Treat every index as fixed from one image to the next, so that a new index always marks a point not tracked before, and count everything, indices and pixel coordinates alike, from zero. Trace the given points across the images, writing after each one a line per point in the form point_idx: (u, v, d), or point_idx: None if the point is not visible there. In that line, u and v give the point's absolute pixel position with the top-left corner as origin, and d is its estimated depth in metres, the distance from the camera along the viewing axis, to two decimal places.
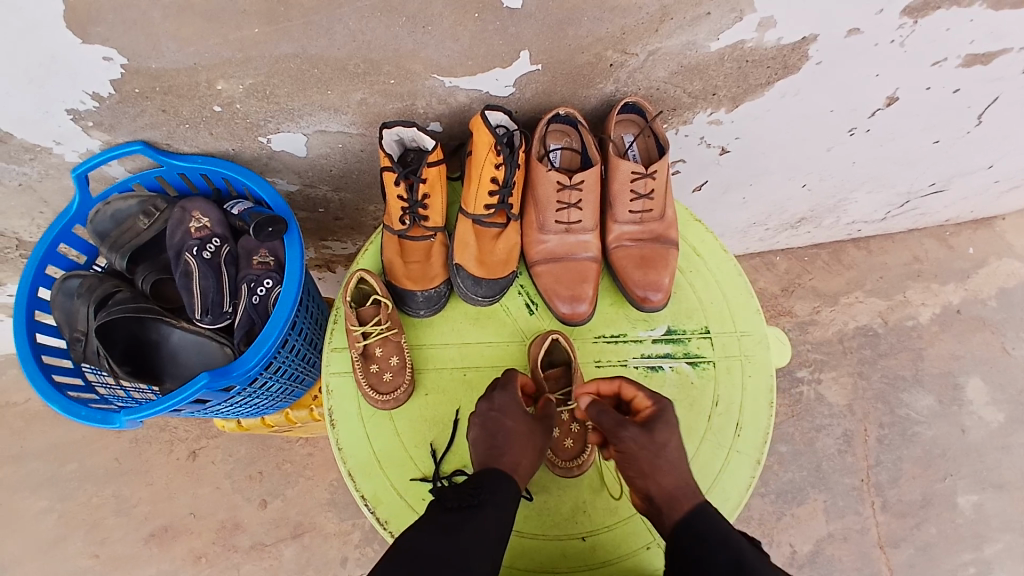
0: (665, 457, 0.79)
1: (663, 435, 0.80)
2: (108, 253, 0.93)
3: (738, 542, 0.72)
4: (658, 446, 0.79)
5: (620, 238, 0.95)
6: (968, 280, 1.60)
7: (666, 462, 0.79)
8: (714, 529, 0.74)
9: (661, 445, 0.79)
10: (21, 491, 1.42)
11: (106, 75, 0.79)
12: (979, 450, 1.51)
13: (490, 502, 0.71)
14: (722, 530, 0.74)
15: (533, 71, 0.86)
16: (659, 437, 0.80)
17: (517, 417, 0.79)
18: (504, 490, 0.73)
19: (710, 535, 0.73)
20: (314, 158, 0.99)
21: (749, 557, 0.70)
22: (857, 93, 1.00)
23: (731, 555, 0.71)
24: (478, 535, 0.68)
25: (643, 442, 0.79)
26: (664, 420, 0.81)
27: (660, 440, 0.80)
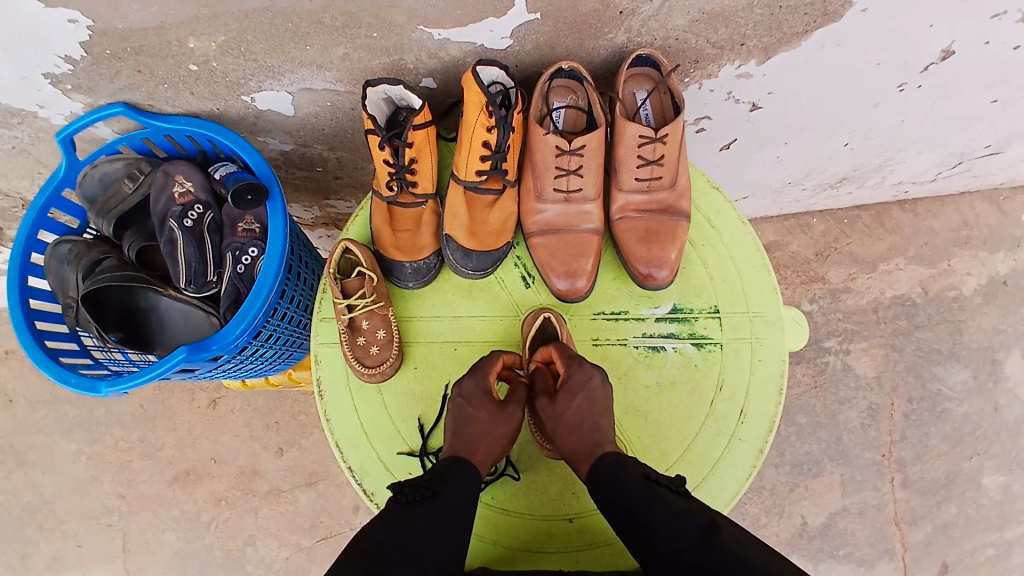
0: (563, 424, 0.79)
1: (561, 404, 0.79)
2: (97, 218, 0.93)
3: (630, 481, 0.71)
4: (556, 416, 0.80)
5: (625, 209, 0.88)
6: (1020, 249, 1.46)
7: (567, 428, 0.79)
8: (607, 473, 0.73)
9: (558, 412, 0.79)
10: (51, 434, 1.47)
11: (75, 37, 0.74)
12: (1012, 430, 1.42)
13: (448, 493, 0.72)
14: (618, 472, 0.72)
15: (530, 21, 0.77)
16: (558, 406, 0.80)
17: (479, 405, 0.80)
18: (461, 480, 0.74)
19: (604, 483, 0.72)
20: (304, 117, 0.94)
21: (640, 495, 0.69)
22: (907, 43, 0.86)
23: (623, 496, 0.70)
24: (436, 526, 0.68)
25: (548, 412, 0.81)
26: (568, 386, 0.80)
27: (560, 408, 0.80)
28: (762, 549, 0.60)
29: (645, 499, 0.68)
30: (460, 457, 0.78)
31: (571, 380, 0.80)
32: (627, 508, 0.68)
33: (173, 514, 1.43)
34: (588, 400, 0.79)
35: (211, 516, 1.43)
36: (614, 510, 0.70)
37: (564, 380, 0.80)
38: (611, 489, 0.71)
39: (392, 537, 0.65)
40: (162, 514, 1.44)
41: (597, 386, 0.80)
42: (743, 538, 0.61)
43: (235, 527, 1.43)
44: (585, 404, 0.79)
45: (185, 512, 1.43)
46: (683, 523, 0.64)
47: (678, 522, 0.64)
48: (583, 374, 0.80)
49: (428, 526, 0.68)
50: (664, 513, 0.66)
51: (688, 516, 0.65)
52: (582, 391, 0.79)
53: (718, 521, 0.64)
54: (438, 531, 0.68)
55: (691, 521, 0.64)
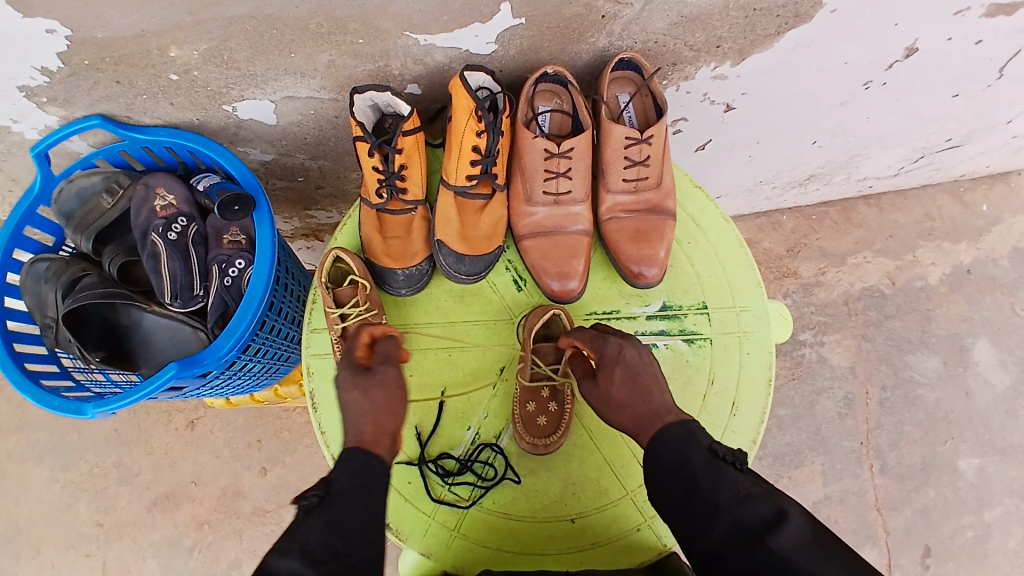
0: (614, 401, 0.79)
1: (605, 382, 0.79)
2: (74, 233, 0.90)
3: (696, 458, 0.69)
4: (604, 394, 0.80)
5: (613, 209, 0.89)
6: (981, 239, 1.53)
7: (616, 403, 0.79)
8: (669, 450, 0.71)
9: (605, 391, 0.80)
10: (20, 463, 1.40)
11: (52, 48, 0.72)
12: (983, 413, 1.48)
13: (342, 493, 0.67)
14: (681, 447, 0.70)
15: (516, 26, 0.78)
16: (603, 385, 0.80)
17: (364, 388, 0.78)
18: (353, 477, 0.70)
19: (664, 457, 0.71)
20: (286, 126, 0.92)
21: (705, 474, 0.67)
22: (877, 41, 0.90)
23: (684, 474, 0.69)
24: (331, 533, 0.63)
25: (595, 393, 0.82)
26: (604, 364, 0.80)
27: (604, 387, 0.80)
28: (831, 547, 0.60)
29: (709, 477, 0.67)
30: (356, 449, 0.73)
31: (604, 357, 0.80)
32: (688, 486, 0.67)
33: (153, 540, 1.38)
34: (629, 369, 0.79)
35: (193, 540, 1.38)
36: (671, 484, 0.69)
37: (599, 359, 0.80)
38: (671, 464, 0.70)
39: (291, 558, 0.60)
40: (141, 541, 1.38)
41: (631, 354, 0.80)
42: (808, 535, 0.61)
43: (218, 551, 1.38)
44: (627, 375, 0.79)
45: (165, 537, 1.38)
46: (750, 511, 0.63)
47: (745, 509, 0.64)
48: (614, 348, 0.80)
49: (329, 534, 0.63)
50: (731, 497, 0.65)
51: (756, 502, 0.64)
52: (618, 364, 0.79)
53: (786, 510, 0.63)
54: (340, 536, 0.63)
55: (758, 509, 0.64)
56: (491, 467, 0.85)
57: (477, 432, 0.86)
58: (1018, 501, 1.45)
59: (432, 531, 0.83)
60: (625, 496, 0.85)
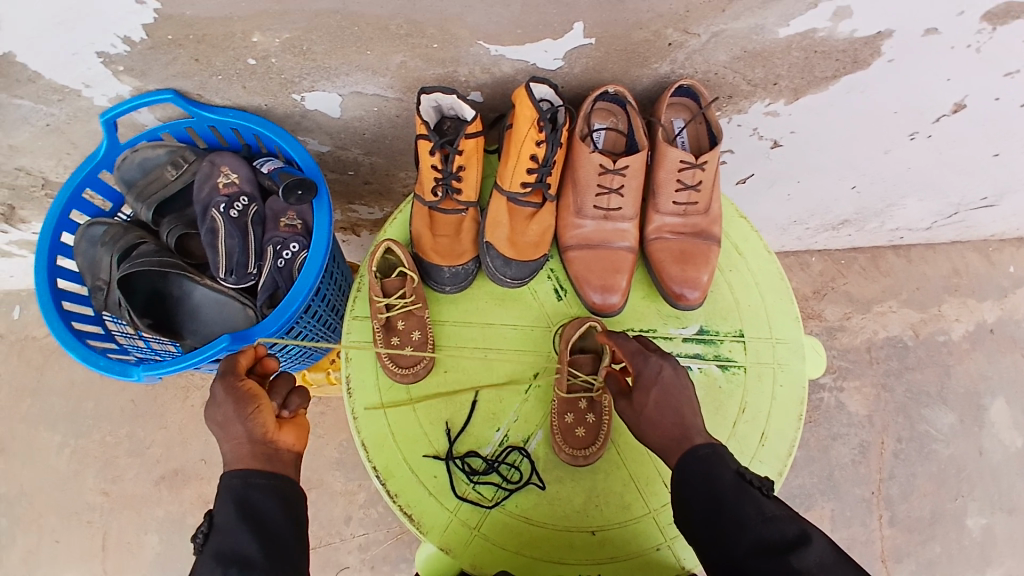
0: (645, 420, 0.77)
1: (640, 401, 0.77)
2: (136, 202, 0.93)
3: (724, 475, 0.70)
4: (637, 413, 0.78)
5: (660, 230, 0.91)
6: (1006, 298, 1.53)
7: (650, 422, 0.77)
8: (698, 465, 0.71)
9: (638, 410, 0.78)
10: (36, 425, 1.41)
11: (139, 19, 0.75)
12: (996, 473, 1.46)
13: (219, 526, 0.67)
14: (710, 463, 0.71)
15: (584, 45, 0.81)
16: (637, 403, 0.78)
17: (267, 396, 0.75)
18: (232, 501, 0.68)
19: (692, 471, 0.71)
20: (348, 120, 0.95)
21: (732, 492, 0.68)
22: (927, 94, 0.93)
23: (711, 489, 0.69)
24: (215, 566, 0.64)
25: (628, 411, 0.80)
26: (641, 382, 0.78)
27: (639, 405, 0.78)
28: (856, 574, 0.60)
29: (736, 496, 0.68)
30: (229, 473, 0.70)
31: (641, 376, 0.78)
32: (715, 502, 0.68)
33: (156, 515, 1.39)
34: (665, 391, 0.77)
35: (195, 519, 1.39)
36: (698, 499, 0.70)
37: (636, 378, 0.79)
38: (699, 479, 0.70)
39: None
40: (145, 515, 1.39)
41: (669, 375, 0.78)
42: (832, 560, 0.61)
43: None
44: (663, 395, 0.76)
45: (169, 514, 1.39)
46: (774, 531, 0.64)
47: (769, 528, 0.65)
48: (652, 367, 0.78)
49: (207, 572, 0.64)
50: (756, 516, 0.66)
51: (780, 523, 0.65)
52: (655, 385, 0.77)
53: (810, 534, 0.64)
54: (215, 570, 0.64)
55: (783, 529, 0.64)
56: (516, 470, 0.86)
57: (505, 434, 0.87)
58: (1020, 563, 1.43)
59: (453, 528, 0.84)
60: (647, 513, 0.85)
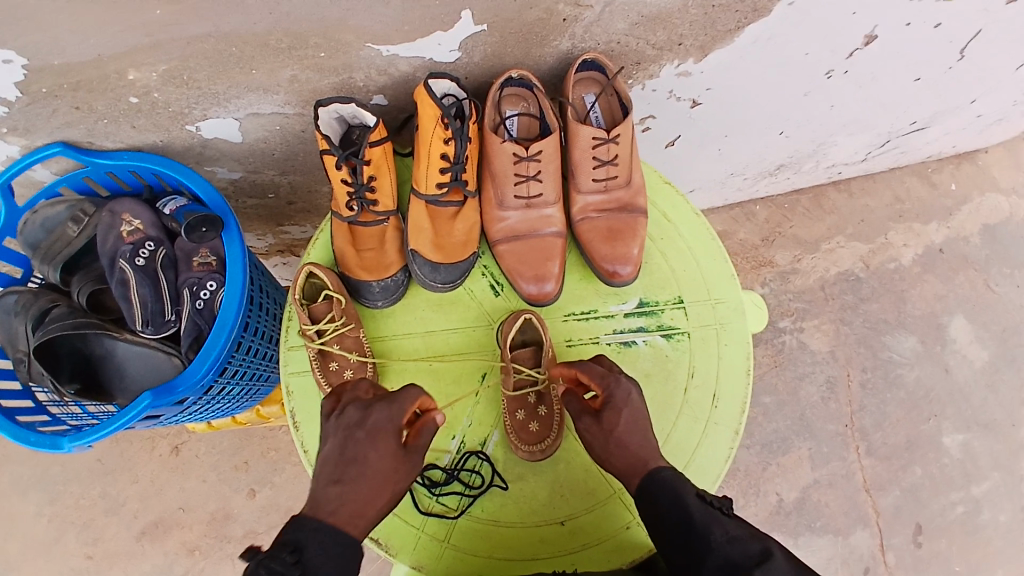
0: (614, 440, 0.78)
1: (611, 421, 0.78)
2: (41, 264, 0.88)
3: (687, 497, 0.72)
4: (606, 434, 0.78)
5: (585, 210, 0.90)
6: (951, 218, 1.53)
7: (619, 444, 0.78)
8: (663, 489, 0.73)
9: (609, 430, 0.78)
10: (4, 500, 1.32)
11: (9, 76, 0.71)
12: (964, 389, 1.47)
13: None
14: (675, 488, 0.73)
15: (478, 33, 0.77)
16: (607, 423, 0.78)
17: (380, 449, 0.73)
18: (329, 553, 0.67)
19: (659, 496, 0.73)
20: (252, 143, 0.90)
21: (697, 514, 0.70)
22: (836, 33, 0.91)
23: (678, 513, 0.71)
24: None
25: (595, 431, 0.79)
26: (613, 403, 0.78)
27: (609, 426, 0.78)
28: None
29: (702, 519, 0.69)
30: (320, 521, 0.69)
31: (612, 397, 0.78)
32: (681, 525, 0.70)
33: (143, 571, 1.31)
34: (634, 415, 0.78)
35: (184, 568, 1.31)
36: (666, 524, 0.71)
37: (607, 400, 0.79)
38: (667, 504, 0.72)
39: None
40: (133, 573, 1.31)
41: (637, 401, 0.79)
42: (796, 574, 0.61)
43: None
44: (631, 420, 0.78)
45: (157, 567, 1.31)
46: (738, 549, 0.65)
47: (734, 548, 0.65)
48: (624, 390, 0.79)
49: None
50: (720, 536, 0.67)
51: (744, 542, 0.66)
52: (626, 406, 0.78)
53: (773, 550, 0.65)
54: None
55: (746, 548, 0.65)
56: (478, 475, 0.85)
57: (461, 441, 0.86)
58: (1005, 474, 1.44)
59: (423, 544, 0.83)
60: (613, 495, 0.85)
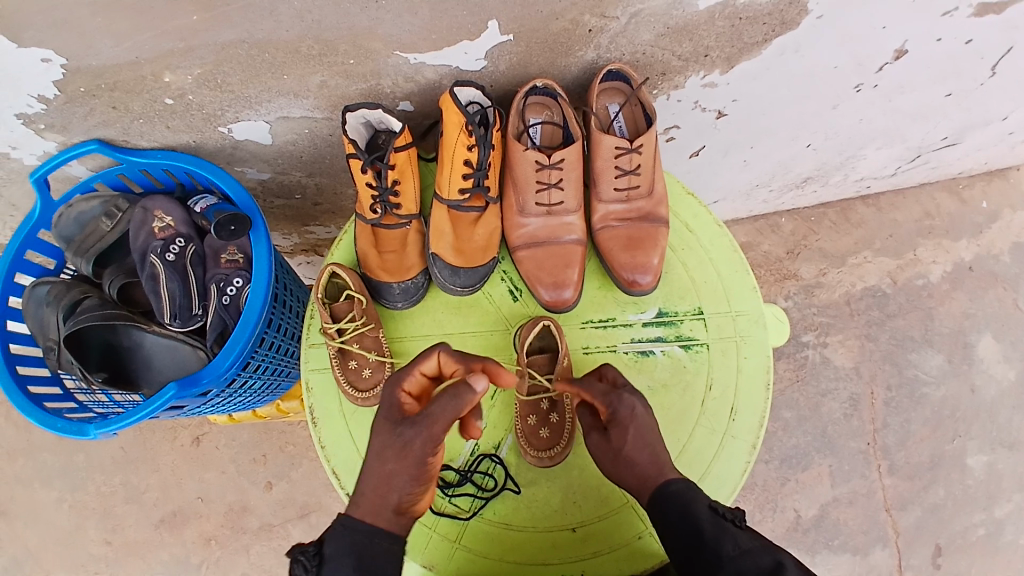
0: (622, 457, 0.77)
1: (618, 439, 0.77)
2: (74, 257, 0.92)
3: (698, 510, 0.72)
4: (615, 450, 0.78)
5: (606, 218, 0.90)
6: (982, 234, 1.49)
7: (627, 462, 0.77)
8: (674, 501, 0.73)
9: (617, 448, 0.77)
10: (31, 484, 1.36)
11: (47, 76, 0.74)
12: (991, 410, 1.43)
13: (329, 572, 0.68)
14: (685, 500, 0.73)
15: (504, 42, 0.78)
16: (615, 442, 0.78)
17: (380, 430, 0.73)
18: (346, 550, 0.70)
19: (669, 508, 0.73)
20: (281, 145, 0.92)
21: (710, 527, 0.70)
22: (863, 46, 0.89)
23: (690, 525, 0.71)
24: None
25: (603, 447, 0.79)
26: (618, 420, 0.77)
27: (617, 444, 0.77)
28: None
29: (713, 531, 0.70)
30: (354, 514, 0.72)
31: (617, 414, 0.77)
32: (694, 537, 0.70)
33: (161, 558, 1.34)
34: (641, 432, 0.77)
35: (201, 557, 1.34)
36: (677, 534, 0.71)
37: (612, 417, 0.78)
38: (677, 515, 0.72)
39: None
40: (150, 559, 1.34)
41: (643, 413, 0.78)
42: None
43: (226, 567, 1.34)
44: (639, 439, 0.77)
45: (174, 555, 1.34)
46: (752, 564, 0.66)
47: (746, 560, 0.66)
48: (627, 407, 0.77)
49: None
50: (734, 549, 0.67)
51: (755, 555, 0.67)
52: (632, 425, 0.77)
53: (783, 562, 0.66)
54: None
55: (758, 561, 0.66)
56: (490, 477, 0.85)
57: (476, 443, 0.87)
58: None
59: (435, 544, 0.84)
60: (626, 504, 0.85)
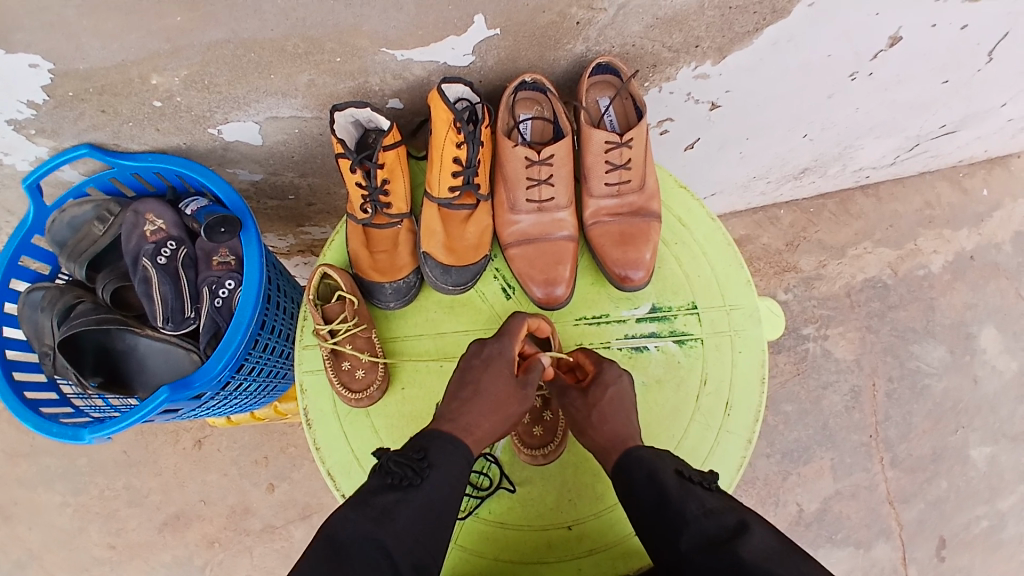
0: (598, 414, 0.79)
1: (597, 394, 0.80)
2: (68, 262, 0.92)
3: (664, 474, 0.72)
4: (590, 407, 0.79)
5: (598, 214, 0.90)
6: (982, 224, 1.48)
7: (602, 419, 0.79)
8: (638, 464, 0.74)
9: (593, 403, 0.79)
10: (34, 488, 1.37)
11: (37, 81, 0.74)
12: (993, 401, 1.42)
13: (434, 477, 0.70)
14: (651, 465, 0.73)
15: (491, 36, 0.78)
16: (593, 397, 0.80)
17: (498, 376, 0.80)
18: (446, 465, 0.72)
19: (634, 472, 0.73)
20: (272, 145, 0.92)
21: (673, 489, 0.69)
22: (856, 34, 0.88)
23: (654, 487, 0.71)
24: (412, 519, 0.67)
25: (580, 405, 0.80)
26: (601, 379, 0.82)
27: (594, 400, 0.80)
28: (790, 557, 0.60)
29: (678, 493, 0.69)
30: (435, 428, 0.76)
31: (601, 374, 0.82)
32: (658, 498, 0.69)
33: (164, 561, 1.35)
34: (620, 393, 0.81)
35: (204, 560, 1.35)
36: (642, 498, 0.71)
37: (597, 374, 0.82)
38: (642, 478, 0.72)
39: (368, 531, 0.64)
40: (153, 561, 1.35)
41: (626, 384, 0.83)
42: (772, 545, 0.61)
43: (229, 569, 1.35)
44: (618, 396, 0.80)
45: (176, 558, 1.35)
46: (715, 522, 0.65)
47: (710, 520, 0.65)
48: (615, 370, 0.83)
49: (411, 521, 0.67)
50: (697, 509, 0.67)
51: (720, 515, 0.66)
52: (613, 384, 0.81)
53: (749, 523, 0.64)
54: (421, 527, 0.67)
55: (722, 520, 0.65)
56: (485, 476, 0.85)
57: None
58: None
59: None
60: (621, 501, 0.85)
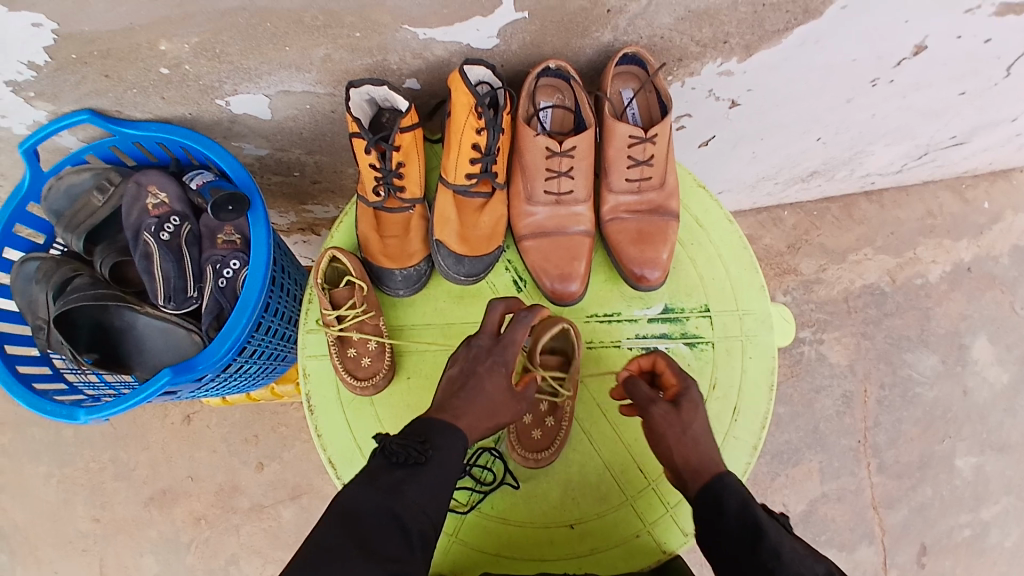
0: (691, 434, 0.77)
1: (690, 413, 0.78)
2: (65, 233, 0.88)
3: (757, 511, 0.71)
4: (684, 425, 0.77)
5: (616, 210, 0.88)
6: (982, 236, 1.48)
7: (693, 440, 0.77)
8: (730, 493, 0.73)
9: (688, 422, 0.77)
10: (17, 457, 1.34)
11: (39, 42, 0.70)
12: (982, 411, 1.43)
13: (438, 457, 0.70)
14: (744, 496, 0.73)
15: (518, 20, 0.74)
16: (686, 415, 0.78)
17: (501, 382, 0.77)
18: (450, 446, 0.72)
19: (728, 501, 0.72)
20: (281, 121, 0.88)
21: (767, 526, 0.69)
22: (883, 40, 0.86)
23: (748, 522, 0.70)
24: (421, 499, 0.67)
25: (671, 419, 0.78)
26: (690, 396, 0.80)
27: (688, 418, 0.78)
28: None
29: (773, 532, 0.69)
30: (435, 415, 0.74)
31: (689, 391, 0.80)
32: (751, 534, 0.69)
33: (150, 536, 1.33)
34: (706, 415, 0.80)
35: (190, 537, 1.33)
36: (732, 531, 0.70)
37: (683, 391, 0.80)
38: (735, 509, 0.71)
39: (379, 504, 0.65)
40: (140, 536, 1.33)
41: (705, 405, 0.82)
42: None
43: (216, 547, 1.33)
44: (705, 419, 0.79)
45: (162, 533, 1.33)
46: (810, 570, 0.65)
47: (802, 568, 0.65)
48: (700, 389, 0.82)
49: (422, 496, 0.68)
50: (791, 553, 0.67)
51: (811, 563, 0.66)
52: (699, 405, 0.80)
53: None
54: (430, 499, 0.68)
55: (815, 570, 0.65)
56: (489, 471, 0.84)
57: None
58: (1016, 500, 1.41)
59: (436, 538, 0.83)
60: (626, 501, 0.84)
